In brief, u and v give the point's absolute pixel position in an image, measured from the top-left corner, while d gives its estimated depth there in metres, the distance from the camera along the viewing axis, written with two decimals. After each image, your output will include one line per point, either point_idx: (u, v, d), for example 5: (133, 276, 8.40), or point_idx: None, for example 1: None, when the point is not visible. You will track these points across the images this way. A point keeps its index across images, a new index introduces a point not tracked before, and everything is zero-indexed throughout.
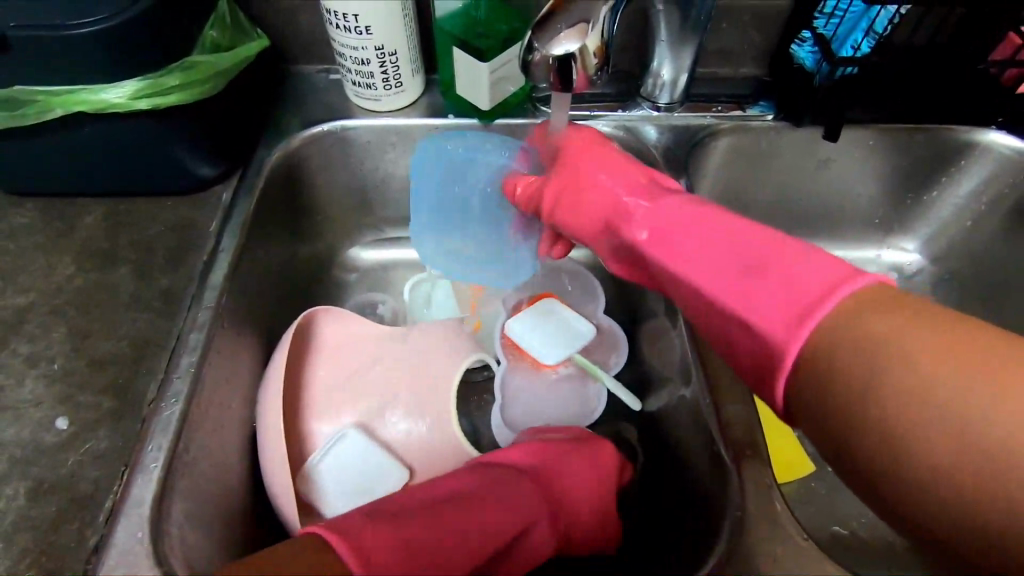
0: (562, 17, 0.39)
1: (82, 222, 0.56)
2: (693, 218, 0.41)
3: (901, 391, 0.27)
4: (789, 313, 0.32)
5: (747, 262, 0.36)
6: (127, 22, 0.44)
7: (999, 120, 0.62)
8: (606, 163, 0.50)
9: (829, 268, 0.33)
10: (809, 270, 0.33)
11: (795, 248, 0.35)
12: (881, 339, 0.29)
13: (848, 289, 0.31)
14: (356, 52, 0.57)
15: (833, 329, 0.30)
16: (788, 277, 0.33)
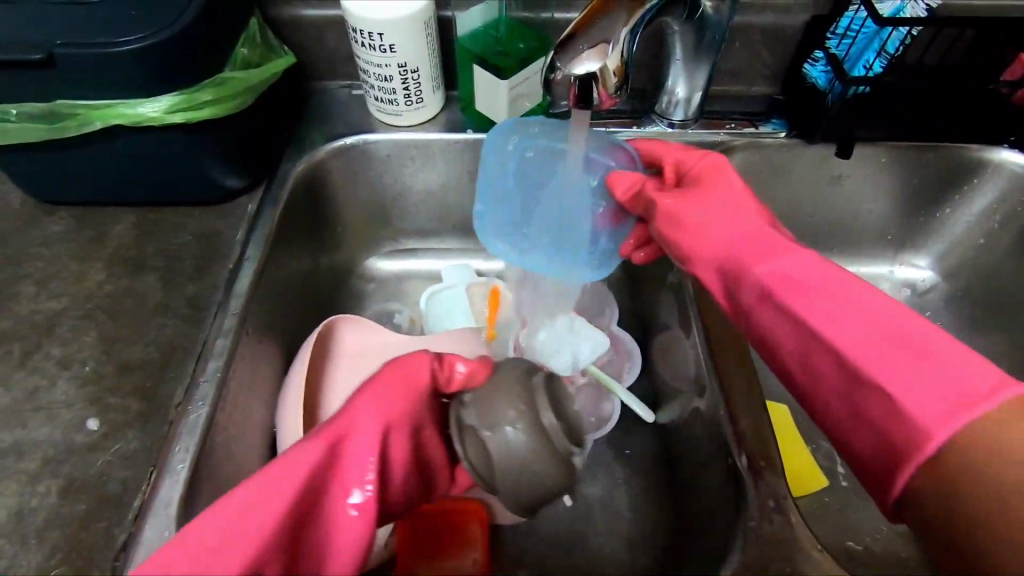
0: (584, 38, 0.38)
1: (114, 230, 0.58)
2: (847, 275, 0.41)
3: (975, 465, 0.31)
4: (932, 409, 0.33)
5: (891, 335, 0.37)
6: (164, 41, 0.46)
7: (1010, 140, 0.65)
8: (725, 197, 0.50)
9: (974, 371, 0.33)
10: (969, 370, 0.33)
11: (947, 337, 0.35)
12: (988, 434, 0.31)
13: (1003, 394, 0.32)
14: (379, 69, 0.59)
15: (983, 418, 0.32)
16: (942, 373, 0.34)
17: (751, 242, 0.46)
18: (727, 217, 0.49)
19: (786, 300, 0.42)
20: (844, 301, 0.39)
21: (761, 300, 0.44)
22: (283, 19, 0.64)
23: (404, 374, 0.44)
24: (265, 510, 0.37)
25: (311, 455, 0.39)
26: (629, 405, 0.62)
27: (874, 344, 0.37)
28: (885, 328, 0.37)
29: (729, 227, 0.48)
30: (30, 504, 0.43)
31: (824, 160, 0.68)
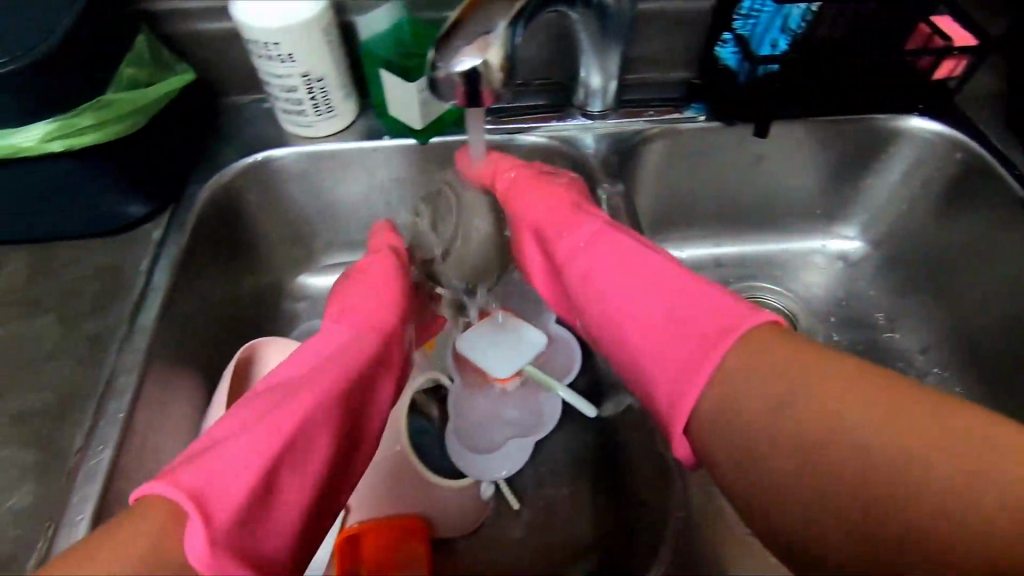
0: (461, 33, 0.36)
1: (5, 271, 0.54)
2: (651, 283, 0.47)
3: (848, 438, 0.34)
4: (683, 368, 0.41)
5: (687, 292, 0.45)
6: (24, 68, 0.43)
7: (920, 108, 0.67)
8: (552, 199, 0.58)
9: (730, 311, 0.42)
10: (716, 313, 0.42)
11: (700, 291, 0.45)
12: (855, 433, 0.34)
13: (754, 323, 0.40)
14: (282, 80, 0.57)
15: (788, 398, 0.37)
16: (690, 312, 0.43)
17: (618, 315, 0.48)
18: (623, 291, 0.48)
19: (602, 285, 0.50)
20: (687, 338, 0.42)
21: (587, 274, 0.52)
22: (176, 33, 0.61)
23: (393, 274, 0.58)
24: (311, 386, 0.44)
25: (354, 347, 0.49)
26: (569, 402, 0.61)
27: (642, 331, 0.46)
28: (691, 306, 0.44)
29: (544, 211, 0.58)
30: None
31: (742, 142, 0.69)
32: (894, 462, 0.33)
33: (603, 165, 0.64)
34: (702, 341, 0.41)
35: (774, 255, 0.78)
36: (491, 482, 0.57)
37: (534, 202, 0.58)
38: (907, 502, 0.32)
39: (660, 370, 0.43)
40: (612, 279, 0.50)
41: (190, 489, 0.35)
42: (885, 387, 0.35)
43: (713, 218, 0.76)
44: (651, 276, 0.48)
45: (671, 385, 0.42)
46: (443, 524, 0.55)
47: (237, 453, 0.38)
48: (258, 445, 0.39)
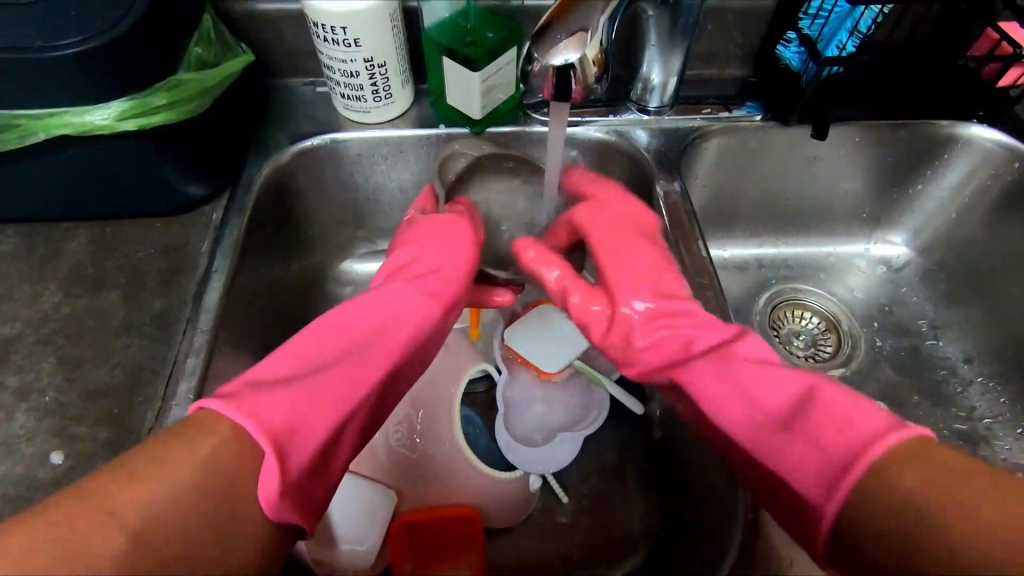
0: (562, 26, 0.36)
1: (67, 247, 0.54)
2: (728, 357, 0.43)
3: (895, 479, 0.32)
4: (829, 473, 0.35)
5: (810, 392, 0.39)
6: (107, 45, 0.42)
7: (979, 115, 0.66)
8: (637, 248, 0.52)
9: (861, 428, 0.35)
10: (863, 421, 0.35)
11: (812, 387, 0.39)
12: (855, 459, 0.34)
13: (887, 443, 0.33)
14: (344, 65, 0.56)
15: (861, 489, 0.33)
16: (841, 427, 0.36)
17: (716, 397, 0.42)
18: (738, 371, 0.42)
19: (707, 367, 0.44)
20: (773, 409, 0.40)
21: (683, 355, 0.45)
22: (236, 13, 0.60)
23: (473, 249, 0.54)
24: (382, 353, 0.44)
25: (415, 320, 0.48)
26: (616, 396, 0.61)
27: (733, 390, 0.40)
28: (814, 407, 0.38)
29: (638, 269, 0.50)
30: None
31: (798, 142, 0.68)
32: (903, 497, 0.31)
33: (659, 161, 0.63)
34: (847, 454, 0.34)
35: (818, 258, 0.78)
36: (539, 474, 0.58)
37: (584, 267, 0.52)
38: (900, 526, 0.30)
39: (805, 473, 0.36)
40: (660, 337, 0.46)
41: (248, 413, 0.34)
42: (921, 450, 0.32)
43: (759, 218, 0.76)
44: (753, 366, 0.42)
45: (816, 490, 0.35)
46: (493, 516, 0.56)
47: (321, 400, 0.38)
48: (328, 402, 0.38)
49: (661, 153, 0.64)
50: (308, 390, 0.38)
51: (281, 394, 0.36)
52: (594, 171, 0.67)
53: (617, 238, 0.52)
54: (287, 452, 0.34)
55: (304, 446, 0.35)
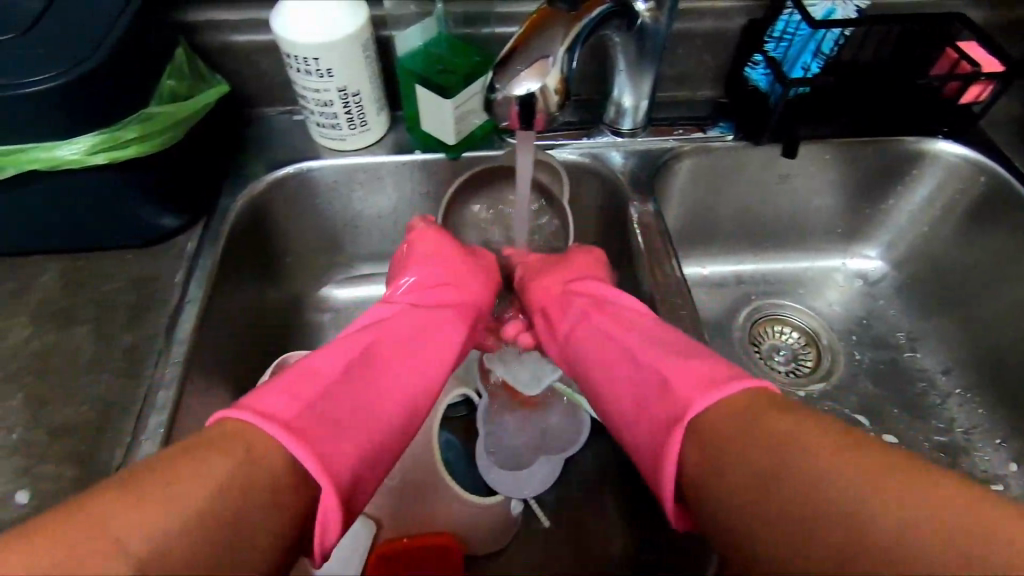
0: (521, 58, 0.37)
1: (37, 281, 0.54)
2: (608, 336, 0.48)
3: (787, 442, 0.32)
4: (657, 428, 0.39)
5: (678, 352, 0.42)
6: (76, 81, 0.43)
7: (944, 131, 0.68)
8: (562, 273, 0.56)
9: (707, 379, 0.38)
10: (705, 373, 0.39)
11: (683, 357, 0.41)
12: (778, 442, 0.33)
13: (707, 403, 0.36)
14: (318, 94, 0.57)
15: (722, 439, 0.34)
16: (677, 382, 0.39)
17: (608, 371, 0.46)
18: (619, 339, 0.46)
19: (596, 332, 0.49)
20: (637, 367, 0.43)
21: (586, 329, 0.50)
22: (210, 46, 0.61)
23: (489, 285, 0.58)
24: (402, 363, 0.45)
25: (424, 337, 0.48)
26: (599, 418, 0.60)
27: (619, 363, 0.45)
28: (663, 369, 0.41)
29: (552, 297, 0.55)
30: None
31: (770, 161, 0.69)
32: (787, 464, 0.32)
33: (633, 182, 0.64)
34: (681, 408, 0.37)
35: (796, 274, 0.79)
36: (521, 499, 0.57)
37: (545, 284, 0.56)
38: (808, 509, 0.30)
39: (645, 423, 0.40)
40: (575, 324, 0.51)
41: (257, 411, 0.35)
42: (788, 408, 0.35)
43: (735, 236, 0.76)
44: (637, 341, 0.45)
45: (648, 441, 0.39)
46: (473, 543, 0.55)
47: (337, 393, 0.39)
48: (348, 397, 0.39)
49: (635, 174, 0.65)
50: (330, 376, 0.40)
51: (282, 389, 0.37)
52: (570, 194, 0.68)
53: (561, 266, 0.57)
54: (307, 439, 0.34)
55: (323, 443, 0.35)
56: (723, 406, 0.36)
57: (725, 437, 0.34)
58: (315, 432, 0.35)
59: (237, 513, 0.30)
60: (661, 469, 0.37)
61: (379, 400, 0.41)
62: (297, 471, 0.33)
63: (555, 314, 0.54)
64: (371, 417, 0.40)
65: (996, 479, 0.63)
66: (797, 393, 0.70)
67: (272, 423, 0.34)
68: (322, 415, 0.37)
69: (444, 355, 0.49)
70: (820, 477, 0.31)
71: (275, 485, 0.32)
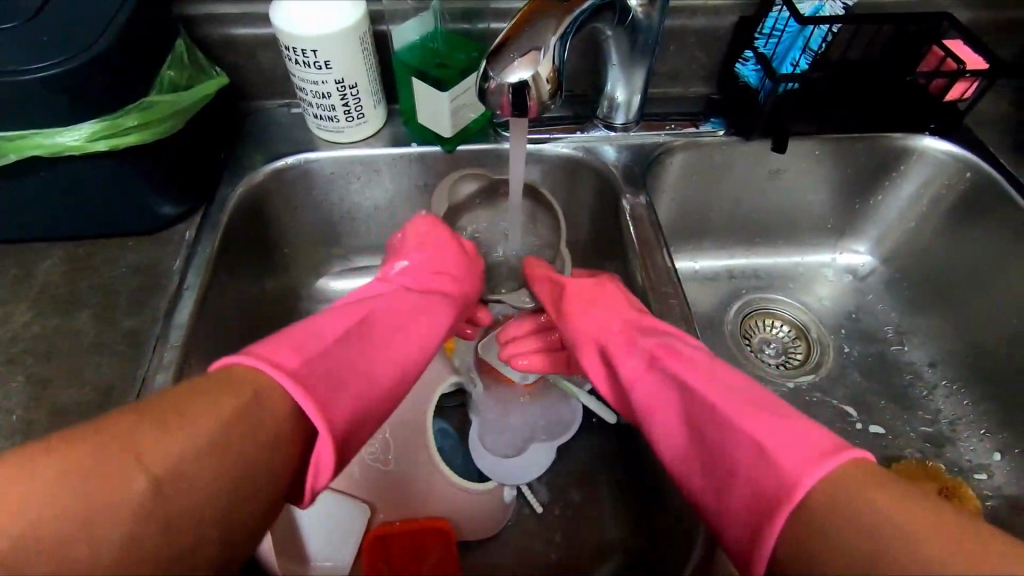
0: (514, 47, 0.38)
1: (39, 268, 0.55)
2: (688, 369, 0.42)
3: (868, 512, 0.29)
4: (754, 507, 0.34)
5: (752, 408, 0.37)
6: (78, 68, 0.44)
7: (931, 128, 0.69)
8: (615, 310, 0.52)
9: (811, 447, 0.33)
10: (798, 444, 0.34)
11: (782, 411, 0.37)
12: (879, 522, 0.29)
13: (817, 476, 0.32)
14: (316, 86, 0.58)
15: (821, 508, 0.31)
16: (774, 448, 0.34)
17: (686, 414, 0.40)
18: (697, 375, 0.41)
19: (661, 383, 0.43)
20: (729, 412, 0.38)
21: (648, 366, 0.45)
22: (211, 39, 0.62)
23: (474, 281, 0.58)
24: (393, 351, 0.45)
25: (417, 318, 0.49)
26: (589, 407, 0.62)
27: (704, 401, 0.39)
28: (745, 434, 0.36)
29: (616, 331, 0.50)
30: None
31: (761, 156, 0.70)
32: (868, 540, 0.29)
33: (625, 175, 0.65)
34: (781, 487, 0.32)
35: (786, 268, 0.80)
36: (513, 485, 0.58)
37: (588, 314, 0.52)
38: None
39: (741, 499, 0.35)
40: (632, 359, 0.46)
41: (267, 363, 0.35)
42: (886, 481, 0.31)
43: (727, 231, 0.78)
44: (716, 383, 0.40)
45: (742, 523, 0.34)
46: (466, 528, 0.56)
47: (338, 365, 0.39)
48: (345, 372, 0.39)
49: (627, 168, 0.66)
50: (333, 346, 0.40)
51: (286, 350, 0.37)
52: (564, 187, 0.69)
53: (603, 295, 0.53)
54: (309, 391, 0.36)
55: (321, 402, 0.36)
56: (836, 481, 0.31)
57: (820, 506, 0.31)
58: (319, 390, 0.36)
59: (235, 447, 0.32)
60: (761, 553, 0.32)
61: (371, 374, 0.42)
62: (288, 422, 0.34)
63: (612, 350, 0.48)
64: (368, 378, 0.41)
65: (981, 469, 0.64)
66: (787, 384, 0.71)
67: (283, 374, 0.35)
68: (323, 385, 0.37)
69: (432, 332, 0.49)
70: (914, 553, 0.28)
71: (268, 450, 0.33)
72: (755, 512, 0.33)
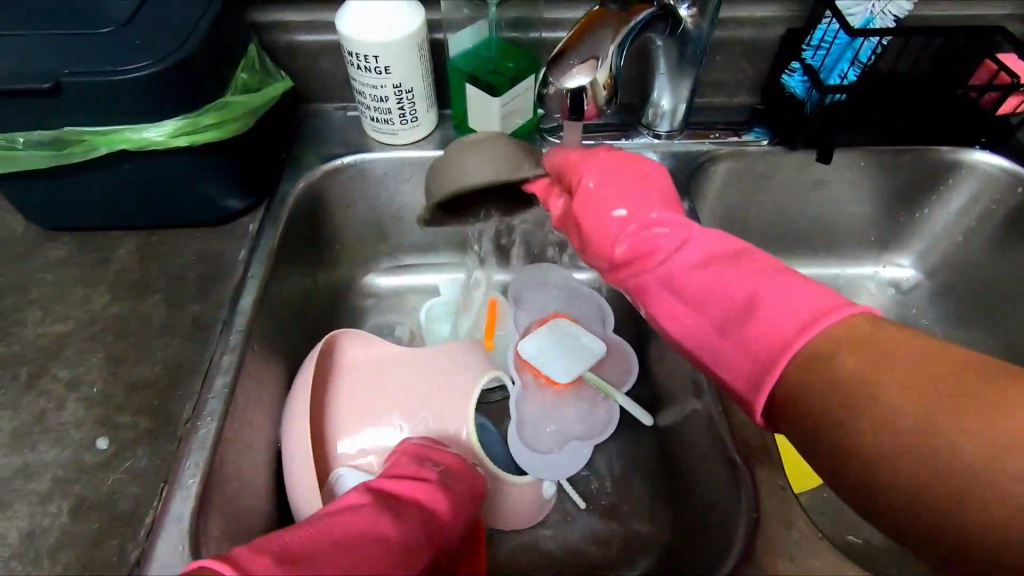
0: (574, 54, 0.40)
1: (116, 254, 0.59)
2: (694, 262, 0.45)
3: (859, 395, 0.33)
4: (769, 351, 0.38)
5: (762, 278, 0.41)
6: (166, 69, 0.47)
7: (982, 141, 0.68)
8: (610, 195, 0.50)
9: (816, 297, 0.38)
10: (805, 300, 0.38)
11: (779, 278, 0.41)
12: (877, 390, 0.32)
13: (833, 320, 0.36)
14: (375, 90, 0.61)
15: (817, 375, 0.35)
16: (776, 317, 0.38)
17: (689, 302, 0.44)
18: (704, 266, 0.44)
19: (665, 281, 0.46)
20: (732, 298, 0.42)
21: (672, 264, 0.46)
22: (277, 45, 0.65)
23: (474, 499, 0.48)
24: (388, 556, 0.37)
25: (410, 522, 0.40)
26: (627, 408, 0.63)
27: (710, 292, 0.42)
28: (763, 292, 0.40)
29: (617, 228, 0.49)
30: (43, 525, 0.43)
31: (805, 167, 0.71)
32: (866, 415, 0.32)
33: (668, 182, 0.66)
34: (794, 334, 0.37)
35: (827, 280, 0.80)
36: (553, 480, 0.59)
37: (594, 215, 0.50)
38: (912, 458, 0.30)
39: (757, 342, 0.39)
40: (640, 246, 0.47)
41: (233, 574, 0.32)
42: (876, 339, 0.34)
43: (767, 241, 0.78)
44: (715, 273, 0.43)
45: (754, 365, 0.39)
46: (507, 519, 0.57)
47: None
48: None
49: (670, 175, 0.67)
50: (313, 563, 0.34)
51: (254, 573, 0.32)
52: None
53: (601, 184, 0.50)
54: None
55: None
56: (839, 330, 0.36)
57: (822, 372, 0.35)
58: None
59: None
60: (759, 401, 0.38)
61: None
62: None
63: (626, 257, 0.48)
64: None
65: None
66: None
67: None
68: None
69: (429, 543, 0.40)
70: (930, 424, 0.30)
71: None
72: (755, 382, 0.39)
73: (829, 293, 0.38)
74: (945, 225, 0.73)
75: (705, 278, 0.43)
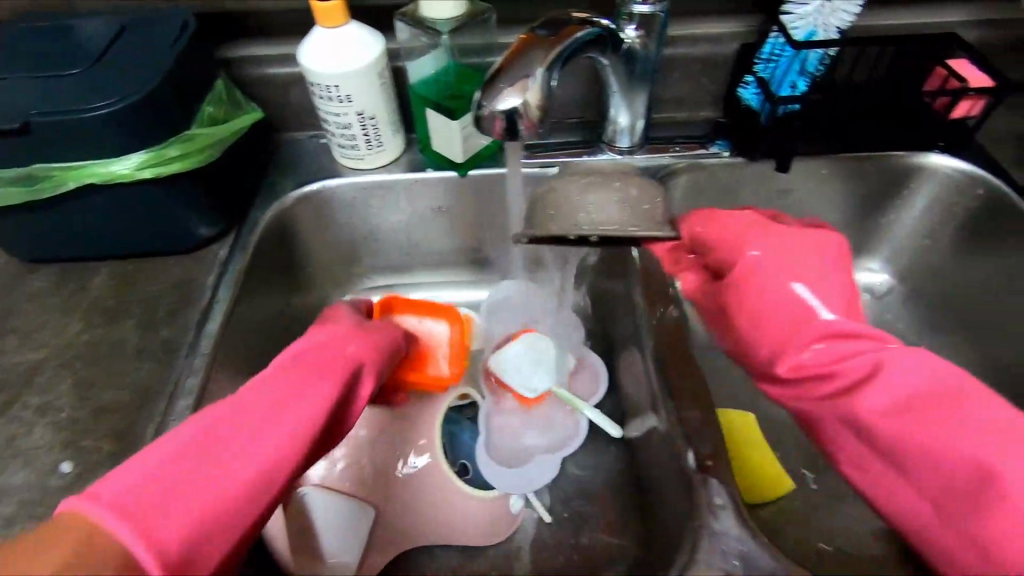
0: (505, 78, 0.42)
1: (91, 282, 0.61)
2: (909, 371, 0.45)
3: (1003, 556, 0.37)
4: (974, 483, 0.39)
5: (951, 397, 0.42)
6: (128, 105, 0.50)
7: (940, 145, 0.69)
8: (799, 266, 0.53)
9: (1001, 431, 0.40)
10: (997, 408, 0.41)
11: (963, 395, 0.42)
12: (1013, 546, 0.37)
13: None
14: (339, 118, 0.63)
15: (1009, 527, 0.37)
16: (976, 443, 0.40)
17: (884, 395, 0.45)
18: (896, 372, 0.45)
19: (863, 370, 0.47)
20: (921, 417, 0.43)
21: (831, 352, 0.49)
22: (248, 77, 0.68)
23: (370, 338, 0.54)
24: (269, 417, 0.40)
25: (275, 381, 0.43)
26: (595, 421, 0.64)
27: (931, 395, 0.43)
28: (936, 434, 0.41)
29: (793, 304, 0.51)
30: None
31: (767, 177, 0.72)
32: None
33: (630, 195, 0.68)
34: (971, 471, 0.39)
35: None
36: (521, 494, 0.60)
37: (775, 287, 0.52)
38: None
39: (930, 479, 0.42)
40: (837, 348, 0.48)
41: (93, 495, 0.31)
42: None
43: None
44: (886, 385, 0.45)
45: (966, 506, 0.40)
46: (472, 534, 0.57)
47: (184, 480, 0.34)
48: (192, 457, 0.36)
49: (632, 189, 0.68)
50: (190, 466, 0.35)
51: (110, 479, 0.33)
52: None
53: (792, 251, 0.54)
54: (150, 522, 0.31)
55: (171, 527, 0.32)
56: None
57: (1001, 502, 0.38)
58: (150, 518, 0.32)
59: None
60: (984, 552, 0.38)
61: (237, 455, 0.37)
62: (127, 559, 0.29)
63: (811, 336, 0.49)
64: (224, 467, 0.36)
65: None
66: None
67: (94, 503, 0.31)
68: (150, 512, 0.32)
69: (303, 388, 0.43)
70: None
71: None
72: (976, 497, 0.39)
73: (1009, 407, 0.41)
74: (913, 230, 0.74)
75: (900, 388, 0.44)
